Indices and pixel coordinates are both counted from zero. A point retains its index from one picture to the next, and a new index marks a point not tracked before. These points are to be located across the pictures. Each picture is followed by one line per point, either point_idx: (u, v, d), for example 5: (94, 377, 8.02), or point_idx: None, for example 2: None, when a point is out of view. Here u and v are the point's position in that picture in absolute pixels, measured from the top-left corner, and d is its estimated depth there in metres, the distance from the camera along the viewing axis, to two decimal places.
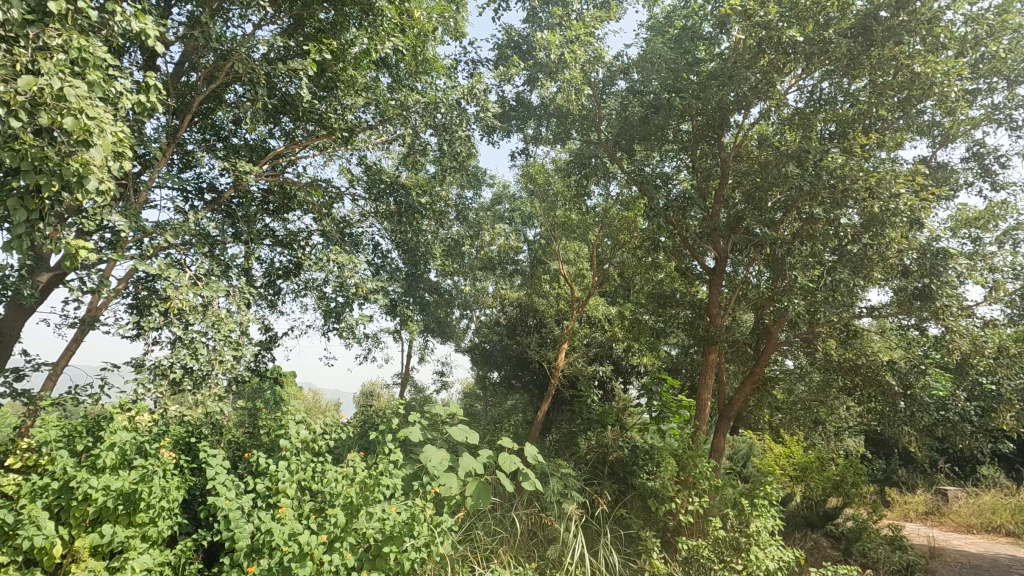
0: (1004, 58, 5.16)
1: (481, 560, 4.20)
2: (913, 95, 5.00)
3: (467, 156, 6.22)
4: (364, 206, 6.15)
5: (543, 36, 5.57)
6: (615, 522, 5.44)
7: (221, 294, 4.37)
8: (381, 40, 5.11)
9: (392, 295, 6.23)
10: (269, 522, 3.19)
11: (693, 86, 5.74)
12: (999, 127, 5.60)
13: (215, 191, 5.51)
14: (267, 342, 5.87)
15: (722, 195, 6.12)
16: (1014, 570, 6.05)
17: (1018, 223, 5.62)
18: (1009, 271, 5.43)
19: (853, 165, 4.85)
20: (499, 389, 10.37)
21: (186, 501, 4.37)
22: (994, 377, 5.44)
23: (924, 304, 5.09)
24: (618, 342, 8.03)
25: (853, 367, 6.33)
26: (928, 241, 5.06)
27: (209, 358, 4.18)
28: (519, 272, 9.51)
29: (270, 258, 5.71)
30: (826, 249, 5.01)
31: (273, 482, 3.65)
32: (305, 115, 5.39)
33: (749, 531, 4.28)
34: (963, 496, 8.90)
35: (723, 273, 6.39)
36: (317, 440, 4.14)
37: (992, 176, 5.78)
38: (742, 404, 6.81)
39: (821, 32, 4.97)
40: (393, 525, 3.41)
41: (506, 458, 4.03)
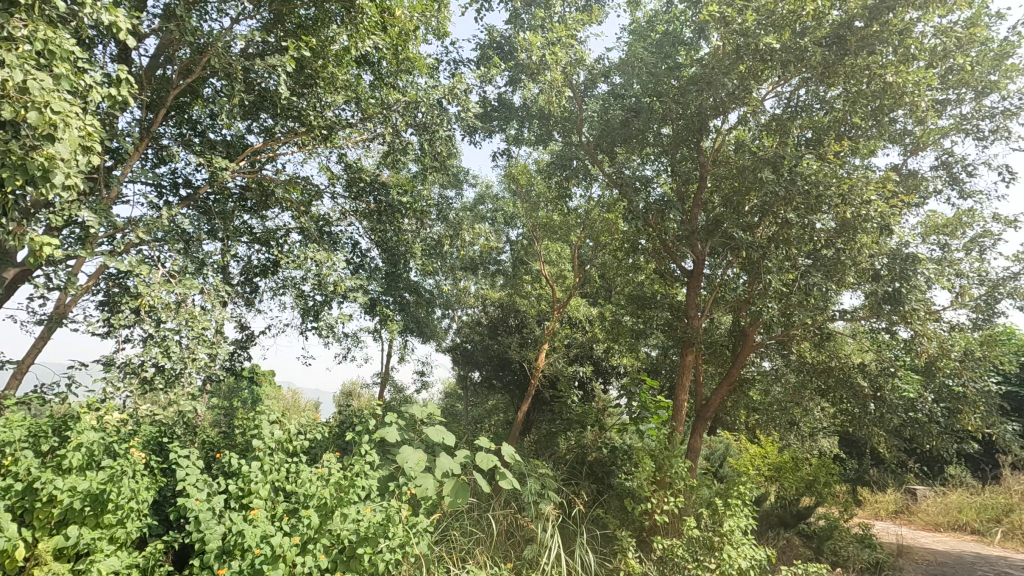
0: (971, 70, 5.34)
1: (456, 561, 4.19)
2: (884, 103, 5.13)
3: (449, 156, 6.29)
4: (344, 204, 6.11)
5: (526, 37, 5.57)
6: (591, 522, 5.48)
7: (195, 292, 4.29)
8: (362, 37, 5.08)
9: (371, 294, 6.20)
10: (242, 523, 3.15)
11: (674, 90, 5.80)
12: (967, 137, 5.77)
13: (191, 187, 5.42)
14: (244, 341, 5.80)
15: (701, 198, 6.23)
16: (978, 567, 6.19)
17: (984, 230, 5.80)
18: (974, 277, 5.60)
19: (826, 171, 4.93)
20: (480, 389, 10.35)
21: (158, 502, 4.29)
22: (960, 380, 5.60)
23: (894, 308, 5.22)
24: (598, 342, 8.08)
25: (826, 369, 6.47)
26: (898, 247, 5.19)
27: (182, 357, 4.12)
28: (501, 271, 9.77)
29: (247, 256, 5.62)
30: (800, 253, 5.11)
31: (246, 482, 3.61)
32: (284, 111, 5.32)
33: (722, 530, 4.34)
34: (931, 495, 9.14)
35: (701, 276, 6.47)
36: (292, 440, 4.11)
37: (959, 184, 5.95)
38: (718, 405, 6.90)
39: (797, 40, 5.05)
40: (368, 526, 3.38)
41: (483, 458, 4.04)
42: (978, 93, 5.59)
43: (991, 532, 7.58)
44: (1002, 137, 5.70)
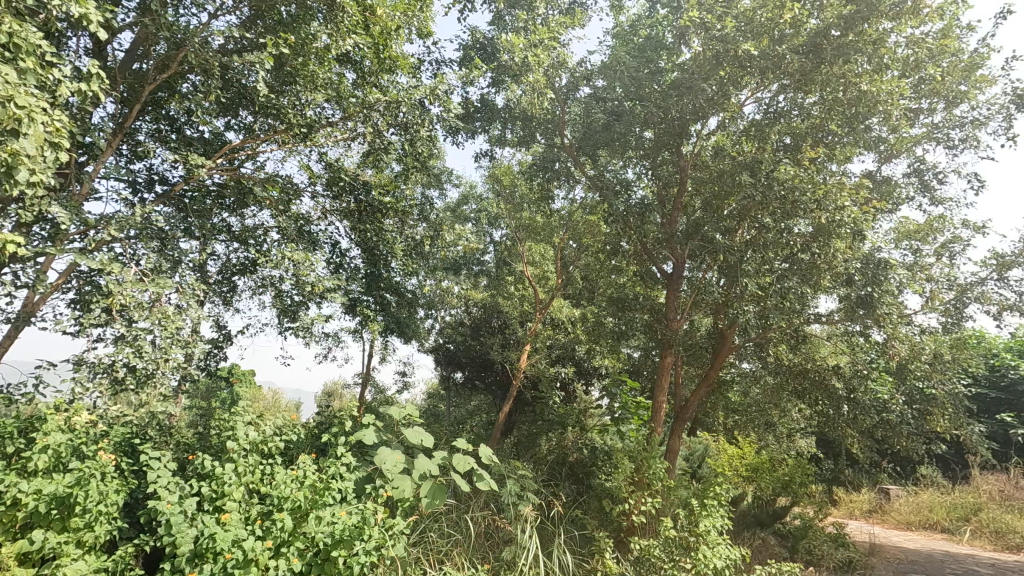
0: (943, 80, 5.49)
1: (434, 563, 4.16)
2: (860, 111, 5.22)
3: (431, 156, 6.24)
4: (325, 203, 6.08)
5: (508, 38, 5.56)
6: (570, 522, 5.49)
7: (169, 291, 4.19)
8: (343, 36, 5.03)
9: (351, 294, 6.15)
10: (213, 526, 3.11)
11: (656, 95, 5.75)
12: (938, 145, 5.91)
13: (167, 184, 5.32)
14: (221, 339, 5.73)
15: (682, 201, 6.26)
16: (947, 565, 6.35)
17: (954, 236, 5.95)
18: (943, 281, 5.76)
19: (802, 177, 4.97)
20: (463, 390, 10.32)
21: (130, 505, 4.15)
22: (929, 383, 5.76)
23: (867, 311, 5.33)
24: (580, 343, 8.12)
25: (801, 371, 6.58)
26: (871, 252, 5.31)
27: (154, 358, 4.02)
28: (485, 272, 9.69)
29: (225, 255, 5.52)
30: (777, 257, 5.20)
31: (219, 485, 3.55)
32: (263, 109, 5.24)
33: (698, 530, 4.40)
34: (903, 494, 9.33)
35: (681, 278, 6.51)
36: (266, 442, 4.05)
37: (930, 191, 6.10)
38: (697, 406, 6.96)
39: (775, 47, 5.11)
40: (342, 529, 3.34)
41: (460, 459, 4.04)
42: (948, 103, 5.75)
43: (960, 530, 7.75)
44: (971, 146, 5.85)
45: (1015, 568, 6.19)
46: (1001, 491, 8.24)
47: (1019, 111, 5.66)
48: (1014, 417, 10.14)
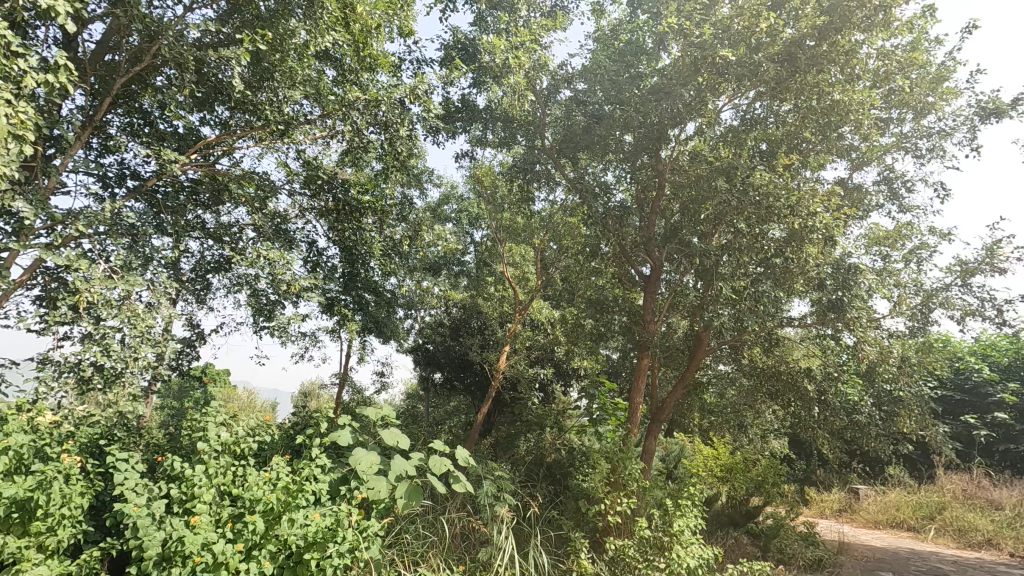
0: (912, 91, 5.66)
1: (409, 564, 4.13)
2: (833, 120, 5.35)
3: (411, 156, 6.20)
4: (302, 201, 6.01)
5: (489, 39, 5.56)
6: (546, 523, 5.50)
7: (139, 288, 4.10)
8: (322, 33, 4.98)
9: (328, 294, 6.09)
10: (182, 529, 3.05)
11: (636, 99, 5.77)
12: (907, 154, 6.09)
13: (139, 180, 5.19)
14: (194, 337, 5.62)
15: (660, 205, 6.33)
16: (911, 562, 6.53)
17: (921, 243, 6.13)
18: (911, 287, 5.91)
19: (776, 183, 5.11)
20: (441, 391, 10.25)
21: (95, 508, 4.05)
22: (897, 385, 5.95)
23: (838, 315, 5.44)
24: (559, 344, 8.13)
25: (775, 373, 6.69)
26: (843, 257, 5.41)
27: (123, 356, 3.93)
28: (465, 273, 9.64)
29: (199, 252, 5.41)
30: (752, 261, 5.28)
31: (189, 487, 3.48)
32: (239, 104, 5.14)
33: (672, 530, 4.46)
34: (871, 494, 9.57)
35: (658, 280, 6.56)
36: (239, 443, 3.98)
37: (899, 199, 6.28)
38: (673, 408, 7.03)
39: (751, 55, 5.20)
40: (315, 532, 3.30)
41: (436, 460, 4.02)
42: (917, 113, 5.92)
43: (925, 529, 7.98)
44: (938, 156, 6.03)
45: (977, 565, 6.39)
46: (964, 491, 8.50)
47: (983, 123, 5.86)
48: (977, 418, 10.47)
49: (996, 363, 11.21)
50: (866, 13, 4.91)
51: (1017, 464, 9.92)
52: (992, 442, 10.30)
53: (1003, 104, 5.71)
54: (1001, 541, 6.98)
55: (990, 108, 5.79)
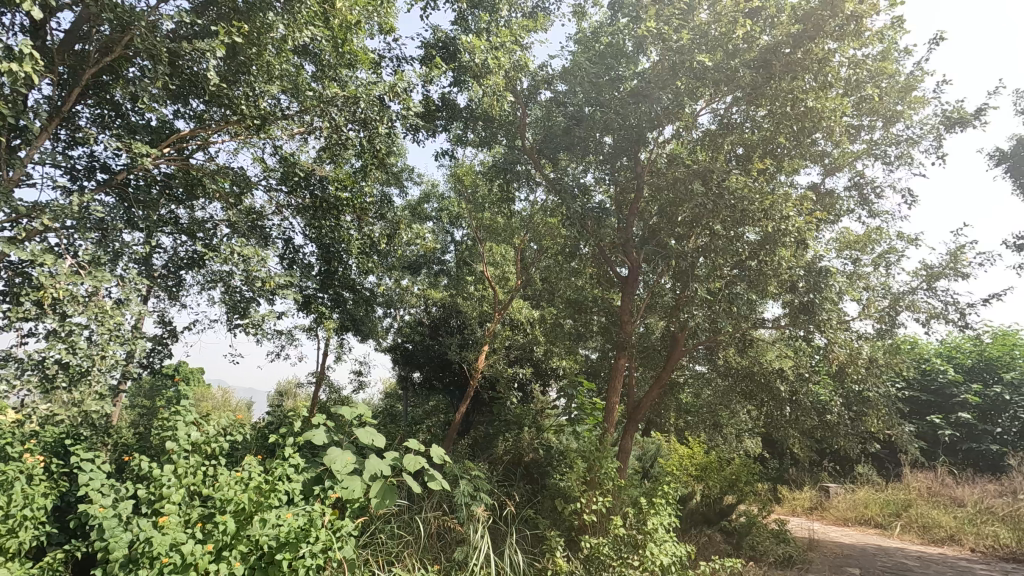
0: (882, 100, 5.82)
1: (383, 565, 4.12)
2: (806, 126, 5.47)
3: (391, 154, 6.14)
4: (280, 197, 5.94)
5: (468, 38, 5.54)
6: (523, 522, 5.51)
7: (108, 285, 4.00)
8: (300, 27, 4.91)
9: (305, 291, 5.99)
10: (149, 530, 2.99)
11: (616, 101, 5.76)
12: (877, 161, 6.25)
13: (110, 173, 5.07)
14: (166, 335, 5.51)
15: (638, 207, 6.36)
16: (879, 558, 6.70)
17: (890, 247, 6.31)
18: (879, 289, 6.08)
19: (749, 188, 5.22)
20: (420, 391, 10.09)
21: (60, 509, 3.95)
22: (865, 386, 6.14)
23: (809, 318, 5.56)
24: (538, 344, 8.14)
25: (748, 373, 6.80)
26: (814, 260, 5.52)
27: (89, 354, 3.84)
28: (444, 272, 9.62)
29: (171, 248, 5.25)
30: (726, 263, 5.40)
31: (157, 487, 3.41)
32: (214, 98, 5.04)
33: (646, 528, 4.53)
34: (842, 492, 9.80)
35: (636, 280, 6.61)
36: (209, 442, 3.92)
37: (869, 204, 6.45)
38: (650, 407, 7.10)
39: (728, 61, 5.24)
40: (288, 532, 3.25)
41: (412, 459, 4.01)
42: (886, 121, 6.09)
43: (892, 525, 8.20)
44: (906, 163, 6.21)
45: (940, 560, 6.59)
46: (928, 488, 8.75)
47: (948, 133, 6.05)
48: (942, 418, 10.81)
49: (960, 365, 11.58)
50: (839, 21, 5.08)
51: (979, 462, 10.26)
52: (956, 441, 10.65)
53: (967, 114, 5.91)
54: (963, 537, 7.21)
55: (955, 118, 5.98)
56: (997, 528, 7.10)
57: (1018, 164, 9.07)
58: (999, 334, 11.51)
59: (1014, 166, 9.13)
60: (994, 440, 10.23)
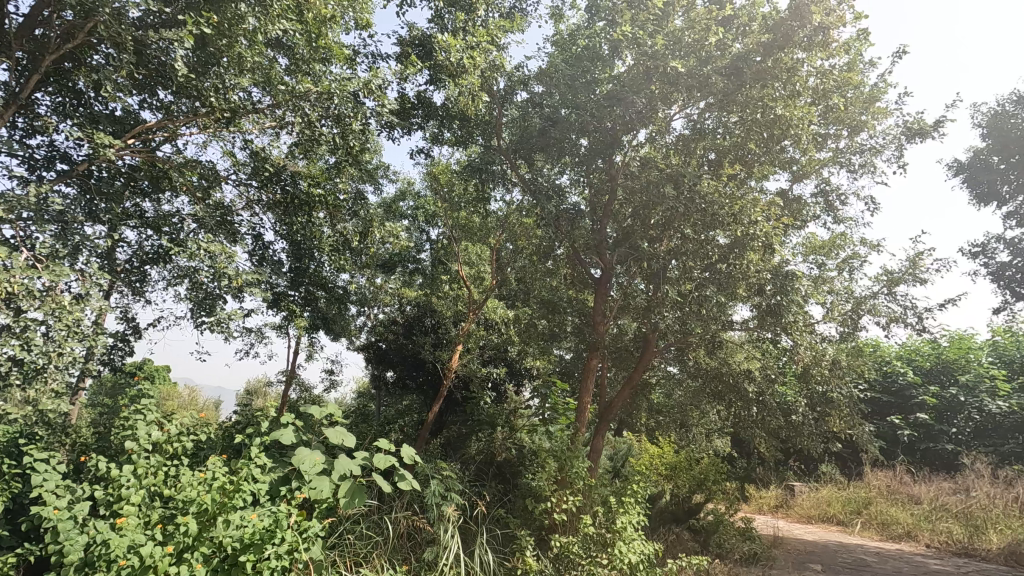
0: (847, 109, 6.00)
1: (351, 566, 4.09)
2: (776, 133, 5.56)
3: (366, 151, 6.06)
4: (249, 192, 5.84)
5: (444, 37, 5.51)
6: (494, 521, 5.51)
7: (66, 278, 3.87)
8: (272, 21, 4.82)
9: (275, 289, 5.89)
10: (106, 531, 2.90)
11: (592, 104, 5.74)
12: (841, 169, 6.44)
13: (70, 163, 4.91)
14: (129, 331, 5.37)
15: (612, 209, 6.40)
16: (840, 554, 6.90)
17: (853, 252, 6.50)
18: (843, 293, 6.28)
19: (721, 192, 5.31)
20: (393, 390, 9.98)
21: (12, 511, 3.81)
22: (829, 387, 6.34)
23: (777, 320, 5.71)
24: (512, 344, 8.14)
25: (717, 374, 6.91)
26: (782, 265, 5.63)
27: (45, 351, 3.70)
28: (419, 271, 9.54)
29: (137, 242, 5.11)
30: (697, 266, 5.53)
31: (116, 488, 3.32)
32: (182, 89, 4.91)
33: (616, 527, 4.60)
34: (806, 490, 10.07)
35: (609, 281, 6.68)
36: (171, 442, 3.83)
37: (834, 211, 6.64)
38: (622, 408, 7.16)
39: (701, 67, 5.39)
40: (252, 533, 3.18)
41: (381, 458, 3.97)
42: (852, 131, 6.26)
43: (852, 523, 8.46)
44: (869, 171, 6.41)
45: (897, 555, 6.82)
46: (889, 486, 9.04)
47: (909, 143, 6.27)
48: (902, 419, 11.19)
49: (920, 367, 11.96)
50: (807, 32, 5.34)
51: (935, 461, 10.68)
52: (915, 441, 11.03)
53: (927, 125, 6.13)
54: (919, 534, 7.48)
55: (915, 129, 6.20)
56: (950, 524, 7.39)
57: (974, 174, 9.45)
58: (956, 338, 11.94)
59: (971, 177, 9.50)
60: (950, 439, 10.65)
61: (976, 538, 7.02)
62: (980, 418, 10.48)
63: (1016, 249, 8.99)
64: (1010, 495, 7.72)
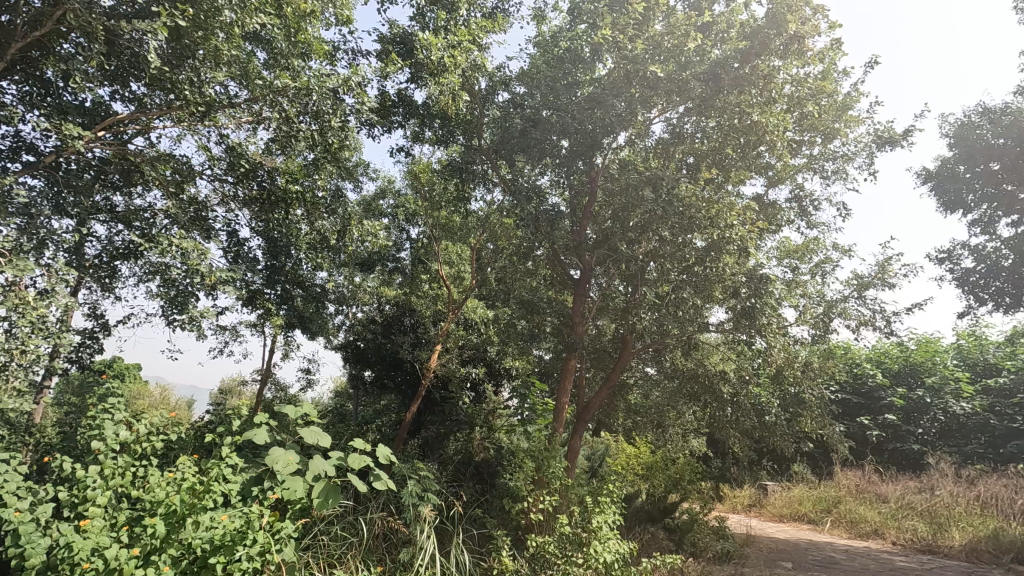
0: (821, 117, 6.14)
1: (324, 567, 4.04)
2: (752, 139, 5.66)
3: (345, 149, 5.99)
4: (225, 188, 5.75)
5: (425, 36, 5.48)
6: (470, 521, 5.50)
7: (30, 273, 3.76)
8: (249, 14, 4.71)
9: (250, 286, 5.80)
10: (69, 534, 2.83)
11: (573, 106, 5.79)
12: (815, 175, 6.58)
13: (37, 155, 4.77)
14: (97, 328, 5.24)
15: (592, 211, 6.45)
16: (810, 552, 7.05)
17: (825, 257, 6.65)
18: (815, 297, 6.40)
19: (698, 196, 5.39)
20: (370, 390, 9.90)
21: None
22: (801, 387, 6.49)
23: (751, 322, 5.82)
24: (491, 344, 8.14)
25: (693, 375, 7.00)
26: (756, 268, 5.72)
27: (7, 348, 3.59)
28: (399, 270, 9.48)
29: (106, 236, 5.00)
30: (674, 268, 5.60)
31: (81, 489, 3.23)
32: (155, 81, 4.81)
33: (591, 526, 4.63)
34: (778, 489, 10.27)
35: (588, 282, 6.72)
36: (140, 442, 3.74)
37: (807, 216, 6.78)
38: (599, 408, 7.20)
39: (679, 72, 5.46)
40: (223, 535, 3.14)
41: (356, 458, 3.94)
42: (825, 138, 6.40)
43: (823, 521, 8.65)
44: (841, 178, 6.57)
45: (864, 553, 7.00)
46: (857, 485, 9.26)
47: (879, 151, 6.44)
48: (871, 420, 11.50)
49: (889, 369, 12.24)
50: (783, 40, 5.43)
51: (902, 461, 11.05)
52: (884, 441, 11.39)
53: (896, 134, 6.31)
54: (885, 531, 7.67)
55: (885, 137, 6.38)
56: (915, 522, 7.60)
57: (942, 183, 9.74)
58: (923, 341, 12.30)
59: (939, 185, 9.80)
60: (916, 439, 10.96)
61: (940, 535, 7.23)
62: (945, 419, 10.80)
63: (980, 256, 9.30)
64: (972, 494, 7.96)
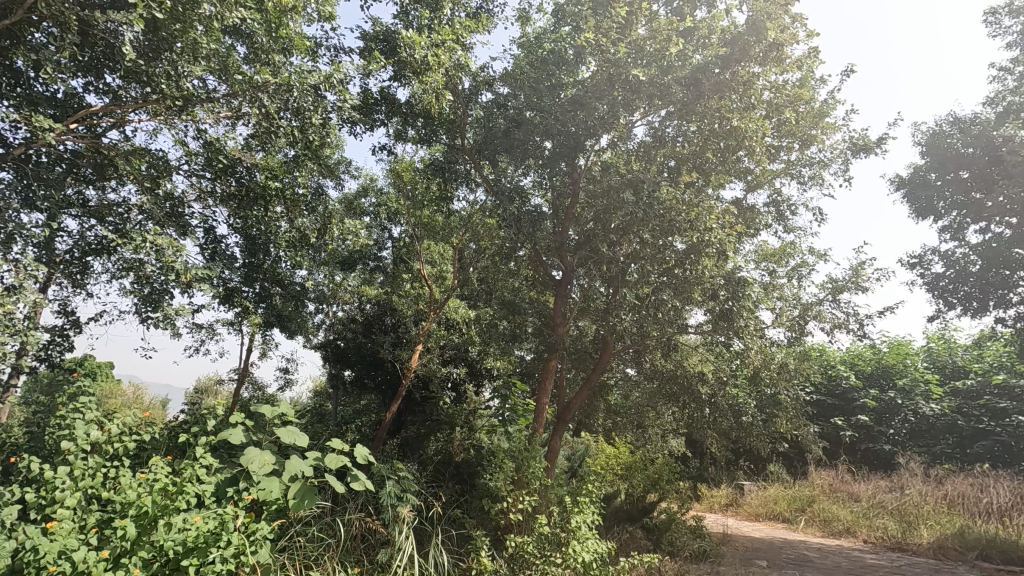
0: (799, 123, 6.24)
1: (300, 569, 4.00)
2: (731, 144, 5.79)
3: (326, 146, 5.92)
4: (203, 183, 5.65)
5: (408, 34, 5.45)
6: (449, 522, 5.49)
7: None
8: (228, 8, 4.62)
9: (227, 284, 5.72)
10: (36, 536, 2.76)
11: (556, 107, 5.89)
12: (793, 180, 6.69)
13: (6, 146, 4.64)
14: (67, 325, 5.11)
15: (574, 212, 6.49)
16: (784, 550, 7.19)
17: (802, 261, 6.78)
18: (791, 300, 6.51)
19: (679, 199, 5.44)
20: (349, 390, 9.79)
21: None
22: (777, 389, 6.61)
23: (729, 324, 5.90)
24: (472, 344, 8.12)
25: (672, 376, 7.08)
26: (734, 271, 5.81)
27: None
28: (381, 269, 9.40)
29: (79, 231, 4.88)
30: (654, 270, 5.65)
31: (49, 491, 3.15)
32: (131, 73, 4.71)
33: (570, 526, 4.65)
34: (755, 489, 10.43)
35: (569, 283, 6.75)
36: (111, 443, 3.66)
37: (784, 220, 6.91)
38: (579, 409, 7.24)
39: (661, 76, 5.50)
40: (196, 536, 3.07)
41: (334, 458, 3.90)
42: (802, 144, 6.52)
43: (797, 520, 8.83)
44: (817, 184, 6.71)
45: (836, 551, 7.15)
46: (831, 485, 9.45)
47: (855, 157, 6.59)
48: (844, 421, 11.74)
49: (862, 371, 12.49)
50: (763, 47, 5.52)
51: (873, 461, 11.30)
52: (856, 441, 11.62)
53: (870, 142, 6.46)
54: (857, 529, 7.85)
55: (860, 144, 6.52)
56: (886, 521, 7.79)
57: (915, 190, 10.03)
58: (895, 344, 12.61)
59: (911, 193, 10.09)
60: (887, 440, 11.22)
61: (909, 533, 7.43)
62: (915, 420, 11.06)
63: (949, 261, 9.57)
64: (940, 493, 8.18)
